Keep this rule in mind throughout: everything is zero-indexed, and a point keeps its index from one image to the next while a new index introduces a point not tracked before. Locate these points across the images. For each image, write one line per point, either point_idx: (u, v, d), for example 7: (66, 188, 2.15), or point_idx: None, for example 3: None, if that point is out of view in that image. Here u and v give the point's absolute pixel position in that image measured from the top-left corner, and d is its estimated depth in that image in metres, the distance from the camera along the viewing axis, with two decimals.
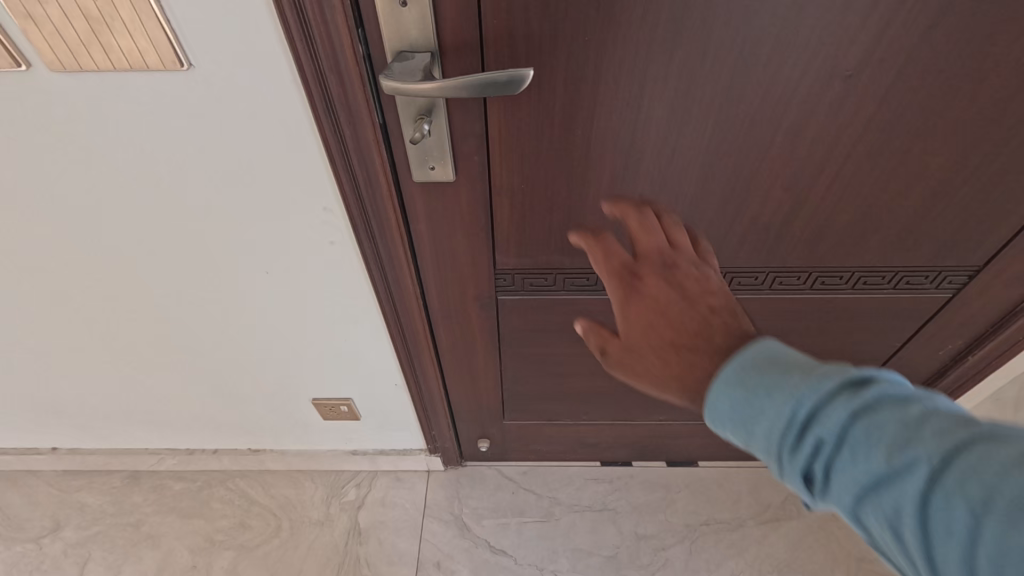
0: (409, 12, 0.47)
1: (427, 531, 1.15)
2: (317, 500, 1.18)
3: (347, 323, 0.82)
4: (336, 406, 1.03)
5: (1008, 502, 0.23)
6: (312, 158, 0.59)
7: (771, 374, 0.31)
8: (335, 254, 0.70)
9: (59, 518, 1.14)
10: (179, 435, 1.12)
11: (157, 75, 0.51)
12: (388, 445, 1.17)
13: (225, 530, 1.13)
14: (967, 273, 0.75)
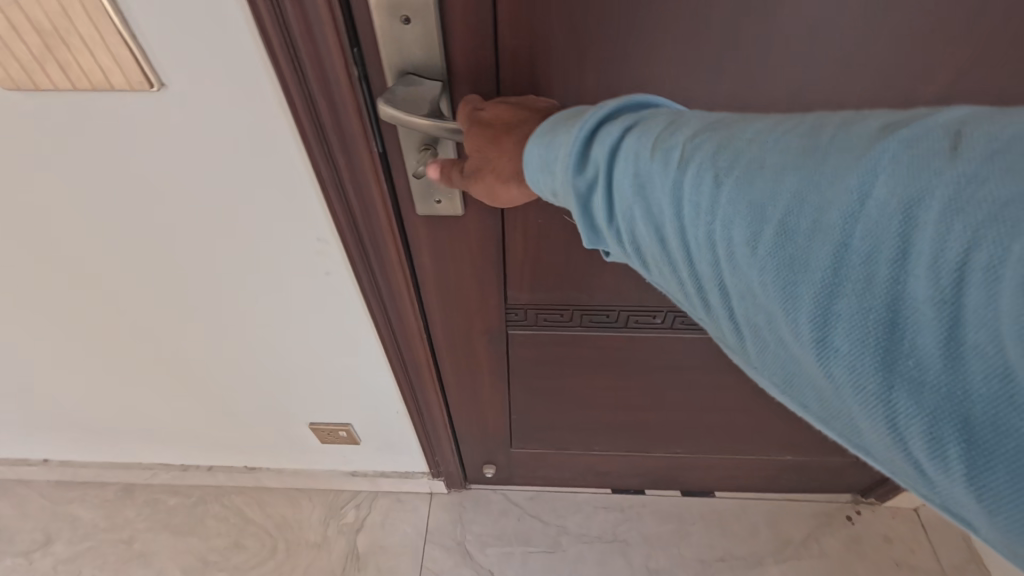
0: (411, 31, 0.43)
1: (428, 558, 1.11)
2: (314, 521, 1.14)
3: (347, 350, 0.78)
4: (335, 430, 0.99)
5: (732, 167, 0.29)
6: (303, 186, 0.55)
7: (570, 121, 0.36)
8: (332, 284, 0.67)
9: (50, 532, 1.11)
10: (173, 451, 1.09)
11: (123, 94, 0.47)
12: (388, 466, 1.12)
13: (219, 550, 1.10)
14: None
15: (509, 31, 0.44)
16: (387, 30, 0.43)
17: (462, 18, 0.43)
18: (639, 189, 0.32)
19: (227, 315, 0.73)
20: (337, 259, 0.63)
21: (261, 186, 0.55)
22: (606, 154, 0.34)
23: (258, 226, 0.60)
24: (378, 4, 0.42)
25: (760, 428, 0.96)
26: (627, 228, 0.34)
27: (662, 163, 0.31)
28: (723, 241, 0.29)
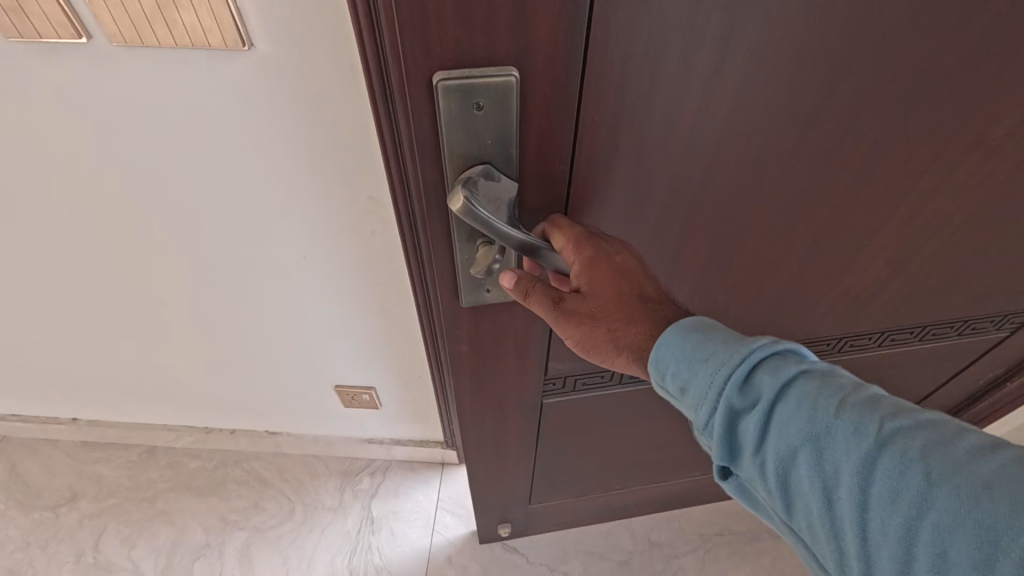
0: (482, 116, 0.37)
1: (439, 523, 1.16)
2: (331, 487, 1.20)
3: (380, 313, 0.84)
4: (359, 395, 1.03)
5: (924, 458, 0.30)
6: (363, 149, 0.59)
7: (714, 339, 0.38)
8: (374, 244, 0.71)
9: (77, 489, 1.18)
10: (198, 415, 1.13)
11: (221, 52, 0.51)
12: (404, 434, 1.17)
13: (240, 510, 1.17)
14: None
15: (593, 103, 0.38)
16: (454, 113, 0.36)
17: (542, 95, 0.37)
18: (801, 438, 0.33)
19: (272, 280, 0.77)
20: (389, 219, 0.68)
21: (330, 147, 0.59)
22: (775, 394, 0.34)
23: (319, 186, 0.63)
24: (449, 89, 0.35)
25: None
26: (760, 462, 0.35)
27: (844, 429, 0.32)
28: (912, 532, 0.29)
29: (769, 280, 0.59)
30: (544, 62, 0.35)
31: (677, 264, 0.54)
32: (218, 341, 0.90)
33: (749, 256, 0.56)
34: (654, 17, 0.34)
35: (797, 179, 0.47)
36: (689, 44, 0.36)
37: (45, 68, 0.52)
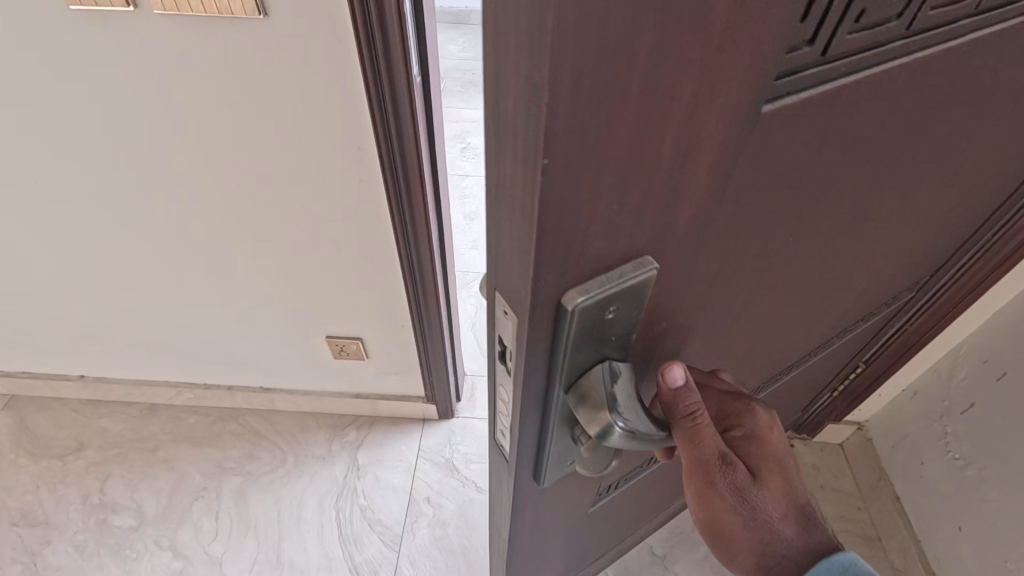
0: (612, 318, 0.31)
1: (419, 470, 1.29)
2: (320, 439, 1.33)
3: (368, 260, 0.96)
4: (347, 345, 1.16)
5: None
6: (353, 104, 0.73)
7: None
8: (362, 192, 0.84)
9: (82, 439, 1.30)
10: (199, 368, 1.27)
11: (239, 18, 0.65)
12: (388, 388, 1.30)
13: (235, 458, 1.29)
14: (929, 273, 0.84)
15: (704, 247, 0.35)
16: (587, 325, 0.30)
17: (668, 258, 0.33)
18: None
19: (272, 219, 0.90)
20: (372, 166, 0.80)
21: (322, 95, 0.72)
22: None
23: (313, 130, 0.76)
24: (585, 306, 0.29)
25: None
26: None
27: None
28: None
29: (781, 332, 0.62)
30: (678, 228, 0.31)
31: (731, 346, 0.54)
32: (221, 282, 1.03)
33: (779, 319, 0.57)
34: (774, 152, 0.32)
35: (833, 242, 0.49)
36: (796, 167, 0.35)
37: (100, 32, 0.67)
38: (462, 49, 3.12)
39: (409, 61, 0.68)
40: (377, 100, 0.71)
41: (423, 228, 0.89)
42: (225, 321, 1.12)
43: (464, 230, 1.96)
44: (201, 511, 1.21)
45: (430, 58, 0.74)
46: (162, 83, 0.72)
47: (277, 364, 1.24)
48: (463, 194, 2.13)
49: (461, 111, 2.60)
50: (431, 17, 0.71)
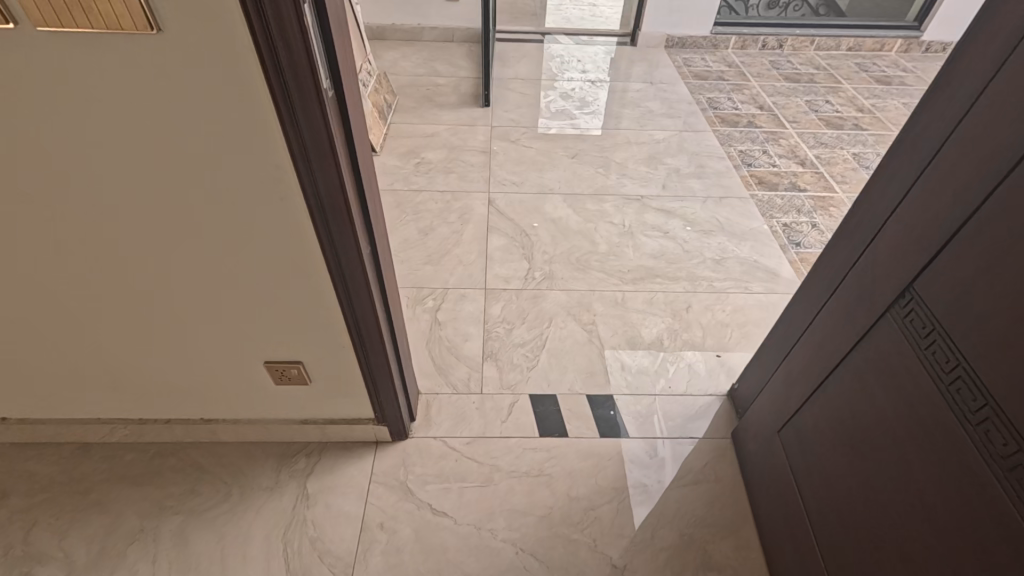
0: None
1: (373, 495, 1.25)
2: (267, 470, 1.28)
3: (298, 278, 0.92)
4: (287, 369, 1.12)
5: None
6: (259, 112, 0.68)
7: None
8: (285, 209, 0.80)
9: (5, 487, 1.22)
10: (135, 403, 1.21)
11: (133, 35, 0.61)
12: (336, 412, 1.26)
13: (175, 496, 1.22)
14: (885, 255, 0.85)
15: None
16: None
17: None
18: None
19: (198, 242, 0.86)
20: (289, 181, 0.76)
21: (236, 114, 0.68)
22: None
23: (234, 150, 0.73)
24: None
25: (824, 481, 0.99)
26: None
27: None
28: None
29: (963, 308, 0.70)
30: None
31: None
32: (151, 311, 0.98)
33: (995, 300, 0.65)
34: None
35: None
36: None
37: None
38: (415, 66, 3.11)
39: (317, 73, 0.66)
40: (290, 117, 0.68)
41: (353, 246, 0.87)
42: (159, 351, 1.07)
43: (418, 245, 1.93)
44: (138, 555, 1.13)
45: (341, 62, 0.70)
46: (58, 105, 0.67)
47: (218, 394, 1.19)
48: (416, 208, 2.09)
49: (414, 126, 2.57)
50: (340, 27, 0.69)
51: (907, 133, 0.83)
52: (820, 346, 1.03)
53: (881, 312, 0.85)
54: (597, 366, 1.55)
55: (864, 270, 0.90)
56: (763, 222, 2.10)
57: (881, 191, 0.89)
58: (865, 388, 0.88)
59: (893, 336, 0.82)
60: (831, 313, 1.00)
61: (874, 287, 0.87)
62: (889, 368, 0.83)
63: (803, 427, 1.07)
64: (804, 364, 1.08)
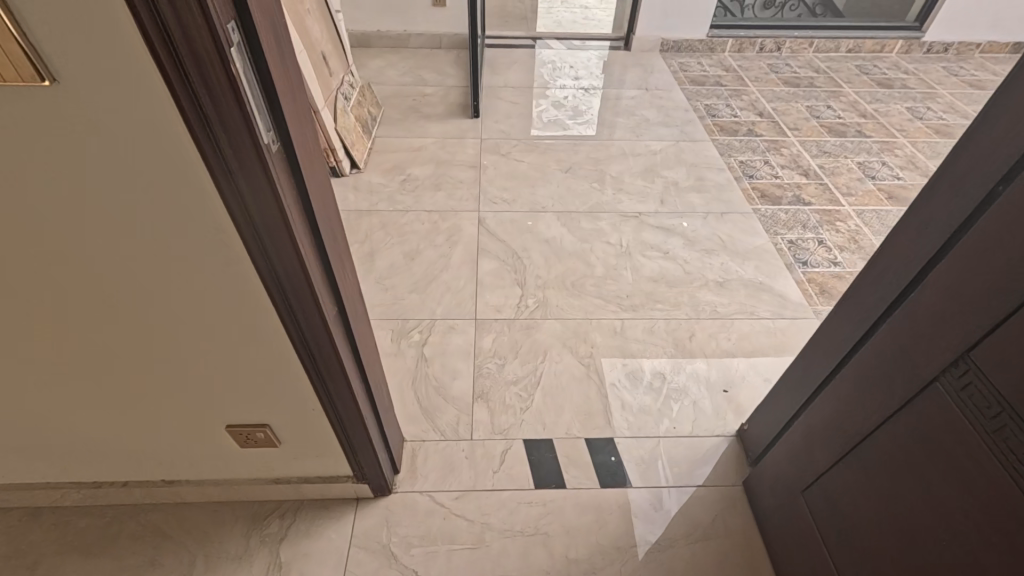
0: None
1: (352, 562, 1.14)
2: (236, 535, 1.16)
3: (256, 341, 0.81)
4: (252, 433, 1.01)
5: None
6: (192, 174, 0.57)
7: None
8: (234, 273, 0.69)
9: None
10: (86, 467, 1.09)
11: (20, 86, 0.49)
12: (311, 471, 1.14)
13: (134, 568, 1.11)
14: (927, 312, 0.74)
15: None
16: None
17: None
18: None
19: (141, 309, 0.74)
20: (234, 245, 0.65)
21: (167, 176, 0.57)
22: None
23: (169, 213, 0.61)
24: None
25: (861, 551, 0.89)
26: None
27: None
28: None
29: None
30: None
31: None
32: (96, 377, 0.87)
33: None
34: None
35: None
36: None
37: None
38: (401, 75, 2.99)
39: (257, 129, 0.54)
40: (226, 178, 0.57)
41: (315, 310, 0.76)
42: (109, 416, 0.96)
43: (403, 270, 1.81)
44: None
45: (291, 112, 0.59)
46: None
47: (181, 457, 1.08)
48: (401, 229, 1.97)
49: (400, 139, 2.45)
50: (286, 72, 0.58)
51: (954, 172, 0.72)
52: (847, 399, 0.93)
53: (926, 377, 0.75)
54: (596, 406, 1.44)
55: (898, 324, 0.80)
56: (767, 239, 2.00)
57: (920, 235, 0.78)
58: (909, 459, 0.78)
59: (942, 407, 0.72)
60: (858, 366, 0.90)
61: (913, 346, 0.77)
62: (940, 443, 0.72)
63: (830, 488, 0.96)
64: (828, 416, 0.98)
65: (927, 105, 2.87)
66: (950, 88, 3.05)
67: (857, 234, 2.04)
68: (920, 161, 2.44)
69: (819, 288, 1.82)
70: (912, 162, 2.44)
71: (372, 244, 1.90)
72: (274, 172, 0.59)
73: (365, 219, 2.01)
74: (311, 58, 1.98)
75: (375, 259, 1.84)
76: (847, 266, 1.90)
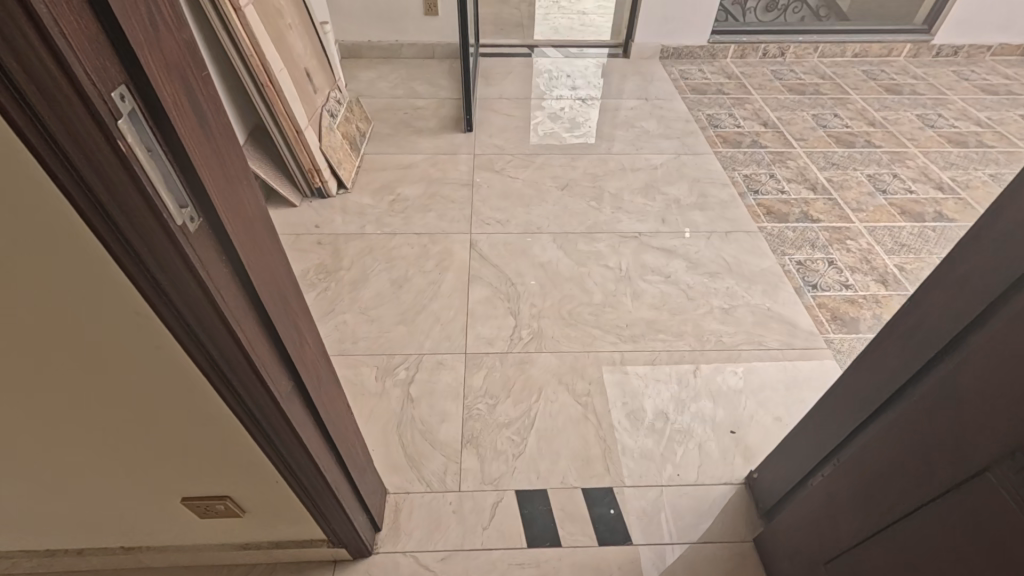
0: None
1: None
2: None
3: (203, 423, 0.71)
4: (212, 505, 0.91)
5: None
6: (93, 260, 0.47)
7: None
8: (164, 359, 0.59)
9: None
10: (34, 539, 0.99)
11: None
12: (283, 536, 1.05)
13: None
14: (973, 385, 0.65)
15: None
16: None
17: None
18: None
19: (62, 400, 0.64)
20: (159, 332, 0.55)
21: (63, 263, 0.47)
22: None
23: (73, 301, 0.51)
24: None
25: None
26: None
27: None
28: None
29: None
30: None
31: None
32: (30, 464, 0.77)
33: None
34: None
35: None
36: None
37: None
38: (392, 87, 2.89)
39: (169, 212, 0.45)
40: (135, 263, 0.47)
41: (266, 394, 0.66)
42: (48, 496, 0.86)
43: (391, 300, 1.71)
44: None
45: (214, 180, 0.49)
46: None
47: (139, 528, 0.98)
48: (389, 254, 1.88)
49: (389, 155, 2.36)
50: (207, 134, 0.48)
51: (1004, 230, 0.62)
52: (877, 471, 0.82)
53: (975, 461, 0.64)
54: (594, 451, 1.34)
55: (937, 394, 0.70)
56: (775, 260, 1.90)
57: (962, 296, 0.68)
58: (956, 553, 0.68)
59: (994, 506, 0.62)
60: (888, 434, 0.80)
61: (957, 423, 0.67)
62: (996, 542, 0.62)
63: (860, 566, 0.86)
64: (855, 486, 0.88)
65: (939, 111, 2.76)
66: (962, 92, 2.94)
67: (869, 253, 1.94)
68: (933, 173, 2.33)
69: (830, 313, 1.72)
70: (926, 174, 2.33)
71: (358, 270, 1.81)
72: (196, 256, 0.49)
73: (351, 244, 1.92)
74: (293, 76, 1.89)
75: (361, 287, 1.75)
76: (860, 289, 1.80)
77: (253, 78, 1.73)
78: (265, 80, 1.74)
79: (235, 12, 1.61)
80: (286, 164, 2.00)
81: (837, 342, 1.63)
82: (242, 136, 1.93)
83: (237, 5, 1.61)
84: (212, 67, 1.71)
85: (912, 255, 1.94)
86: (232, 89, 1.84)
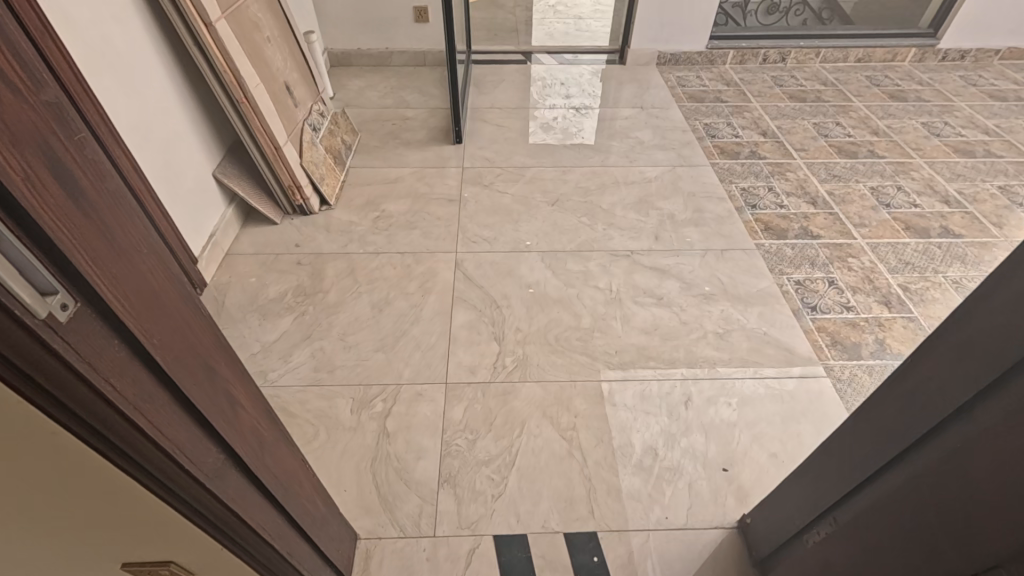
0: None
1: None
2: None
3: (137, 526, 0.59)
4: None
5: None
6: None
7: None
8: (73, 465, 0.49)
9: None
10: None
11: None
12: None
13: None
14: (986, 465, 0.56)
15: None
16: None
17: None
18: None
19: None
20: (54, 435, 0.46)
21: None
22: None
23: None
24: None
25: None
26: None
27: None
28: None
29: None
30: None
31: None
32: None
33: None
34: None
35: None
36: None
37: None
38: (381, 97, 2.83)
39: (27, 304, 0.38)
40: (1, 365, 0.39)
41: (191, 477, 0.59)
42: None
43: (370, 324, 1.65)
44: None
45: (90, 257, 0.42)
46: None
47: None
48: (371, 275, 1.81)
49: (376, 169, 2.29)
50: (77, 206, 0.41)
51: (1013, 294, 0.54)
52: (881, 543, 0.74)
53: (989, 552, 0.55)
54: (577, 491, 1.27)
55: (945, 470, 0.62)
56: (772, 279, 1.82)
57: (964, 361, 0.60)
58: None
59: None
60: (892, 502, 0.72)
61: (967, 505, 0.59)
62: None
63: None
64: (856, 557, 0.80)
65: (945, 120, 2.67)
66: (969, 99, 2.85)
67: (872, 272, 1.86)
68: (939, 185, 2.24)
69: (830, 337, 1.64)
70: (931, 186, 2.25)
71: (338, 293, 1.74)
72: (71, 348, 0.42)
73: (332, 264, 1.85)
74: (271, 91, 1.83)
75: (340, 311, 1.69)
76: (862, 311, 1.72)
77: (229, 94, 1.67)
78: (240, 96, 1.68)
79: (206, 27, 1.54)
80: (267, 182, 1.94)
81: (837, 369, 1.55)
82: (220, 153, 1.87)
83: (209, 20, 1.54)
84: (183, 83, 1.65)
85: (916, 274, 1.86)
86: (208, 105, 1.78)
